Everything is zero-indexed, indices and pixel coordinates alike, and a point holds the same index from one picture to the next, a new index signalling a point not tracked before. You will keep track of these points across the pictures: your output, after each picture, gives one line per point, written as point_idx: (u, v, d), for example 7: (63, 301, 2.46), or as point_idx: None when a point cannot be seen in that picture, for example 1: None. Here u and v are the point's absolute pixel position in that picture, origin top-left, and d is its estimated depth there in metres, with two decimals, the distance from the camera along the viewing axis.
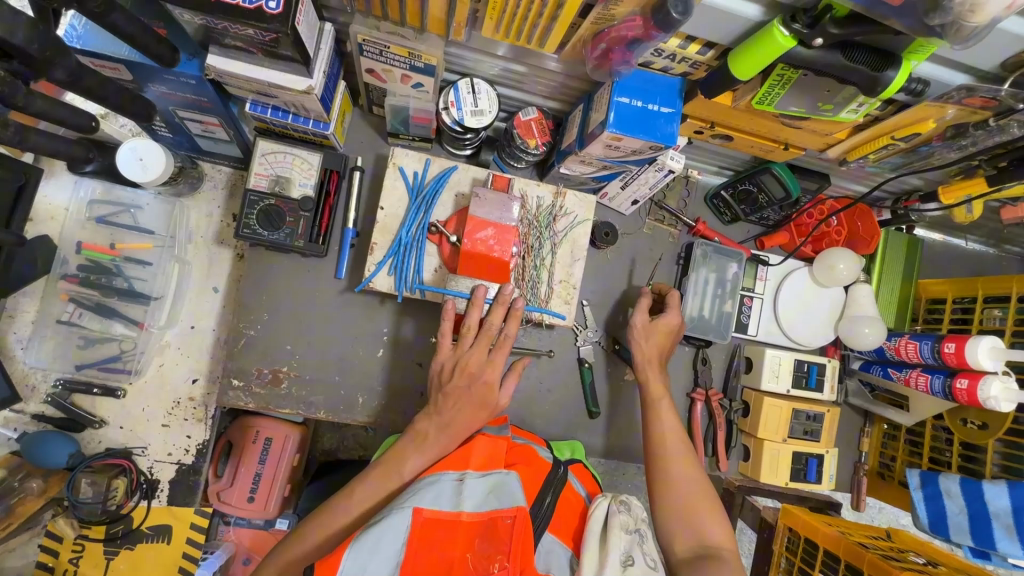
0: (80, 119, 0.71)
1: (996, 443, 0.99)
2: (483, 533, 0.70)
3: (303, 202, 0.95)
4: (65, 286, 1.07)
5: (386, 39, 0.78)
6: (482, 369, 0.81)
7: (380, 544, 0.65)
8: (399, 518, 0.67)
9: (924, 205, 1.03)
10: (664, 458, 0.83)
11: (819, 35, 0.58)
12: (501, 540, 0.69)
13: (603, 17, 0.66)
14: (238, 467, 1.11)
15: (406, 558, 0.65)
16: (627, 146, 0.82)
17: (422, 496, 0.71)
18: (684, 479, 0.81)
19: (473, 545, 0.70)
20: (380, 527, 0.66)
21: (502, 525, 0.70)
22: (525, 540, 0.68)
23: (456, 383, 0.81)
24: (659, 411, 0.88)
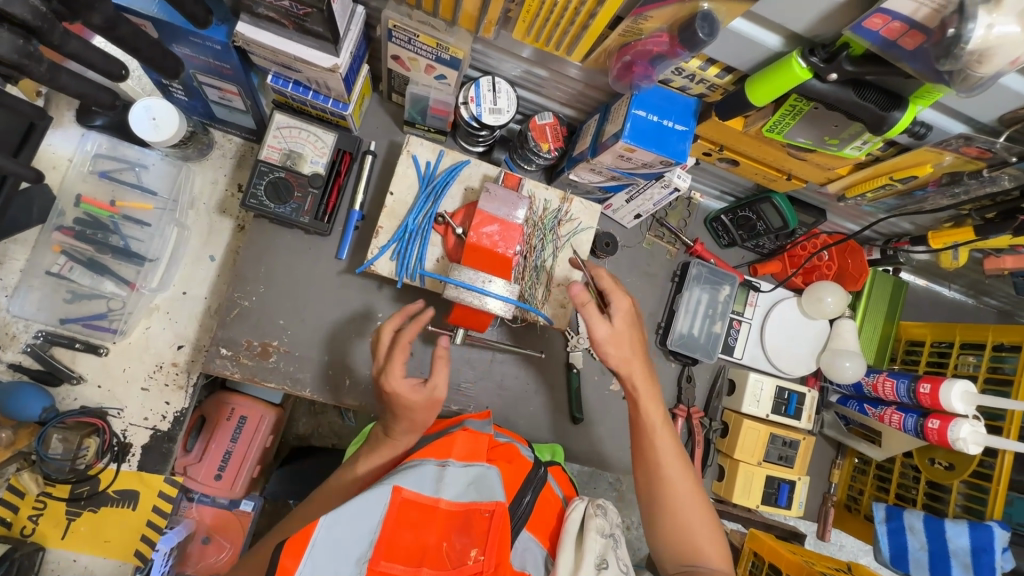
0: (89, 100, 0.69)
1: (961, 484, 1.03)
2: (460, 525, 0.71)
3: (313, 179, 0.96)
4: (59, 237, 1.05)
5: (416, 28, 0.79)
6: (411, 394, 0.79)
7: (357, 519, 0.65)
8: (378, 494, 0.68)
9: (913, 248, 1.08)
10: (661, 484, 0.83)
11: (834, 71, 0.61)
12: (478, 531, 0.70)
13: (631, 29, 0.69)
14: (210, 443, 1.22)
15: (381, 533, 0.67)
16: (639, 158, 0.84)
17: (404, 477, 0.70)
18: (684, 503, 0.82)
19: (450, 535, 0.70)
20: (359, 502, 0.66)
21: (480, 518, 0.71)
22: (504, 534, 0.69)
23: (388, 404, 0.80)
24: (657, 440, 0.84)
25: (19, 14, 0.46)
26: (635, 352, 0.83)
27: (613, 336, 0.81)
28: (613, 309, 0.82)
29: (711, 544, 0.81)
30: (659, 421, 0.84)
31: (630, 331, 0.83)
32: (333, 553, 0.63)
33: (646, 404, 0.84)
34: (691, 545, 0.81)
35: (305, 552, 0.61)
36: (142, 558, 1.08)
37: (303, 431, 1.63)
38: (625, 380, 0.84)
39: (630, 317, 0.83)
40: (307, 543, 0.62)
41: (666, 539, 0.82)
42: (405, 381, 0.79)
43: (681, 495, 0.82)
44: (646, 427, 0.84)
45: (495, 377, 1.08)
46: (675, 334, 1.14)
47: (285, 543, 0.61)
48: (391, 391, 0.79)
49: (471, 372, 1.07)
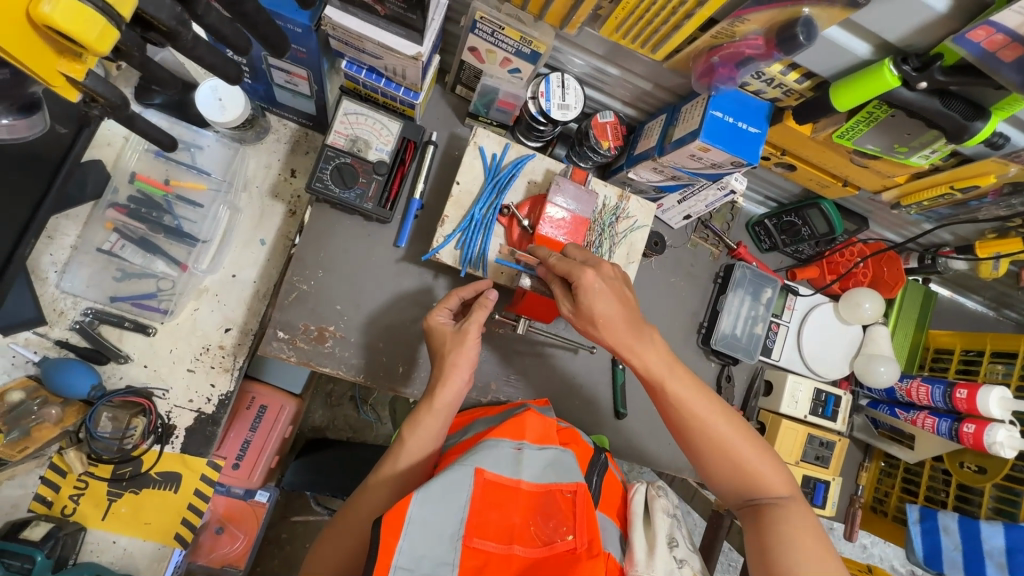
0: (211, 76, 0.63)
1: (993, 487, 1.07)
2: (543, 505, 0.73)
3: (378, 166, 0.97)
4: (112, 215, 1.04)
5: (503, 21, 0.81)
6: (448, 326, 0.86)
7: (447, 497, 0.66)
8: (464, 474, 0.69)
9: (955, 256, 1.12)
10: (695, 431, 0.82)
11: (925, 80, 0.64)
12: (563, 512, 0.72)
13: (725, 32, 0.71)
14: (230, 432, 1.23)
15: (469, 511, 0.67)
16: (709, 158, 0.86)
17: (484, 457, 0.72)
18: (725, 437, 0.81)
19: (536, 515, 0.72)
20: (447, 480, 0.67)
21: (564, 499, 0.73)
22: (589, 512, 0.71)
23: (430, 347, 0.88)
24: (671, 389, 0.81)
25: None
26: (613, 312, 0.79)
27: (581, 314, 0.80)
28: (576, 287, 0.78)
29: (769, 474, 0.81)
30: (665, 369, 0.81)
31: (608, 302, 0.78)
32: (427, 531, 0.63)
33: (643, 358, 0.80)
34: (750, 478, 0.81)
35: (403, 529, 0.62)
36: (182, 541, 1.06)
37: (319, 422, 1.62)
38: (614, 348, 0.81)
39: (608, 286, 0.79)
40: (403, 520, 0.62)
41: (724, 480, 0.83)
42: (443, 317, 0.87)
43: (718, 435, 0.81)
44: (655, 379, 0.81)
45: (543, 370, 1.09)
46: (718, 334, 1.16)
47: (383, 521, 0.61)
48: (433, 324, 0.87)
49: (520, 363, 1.07)
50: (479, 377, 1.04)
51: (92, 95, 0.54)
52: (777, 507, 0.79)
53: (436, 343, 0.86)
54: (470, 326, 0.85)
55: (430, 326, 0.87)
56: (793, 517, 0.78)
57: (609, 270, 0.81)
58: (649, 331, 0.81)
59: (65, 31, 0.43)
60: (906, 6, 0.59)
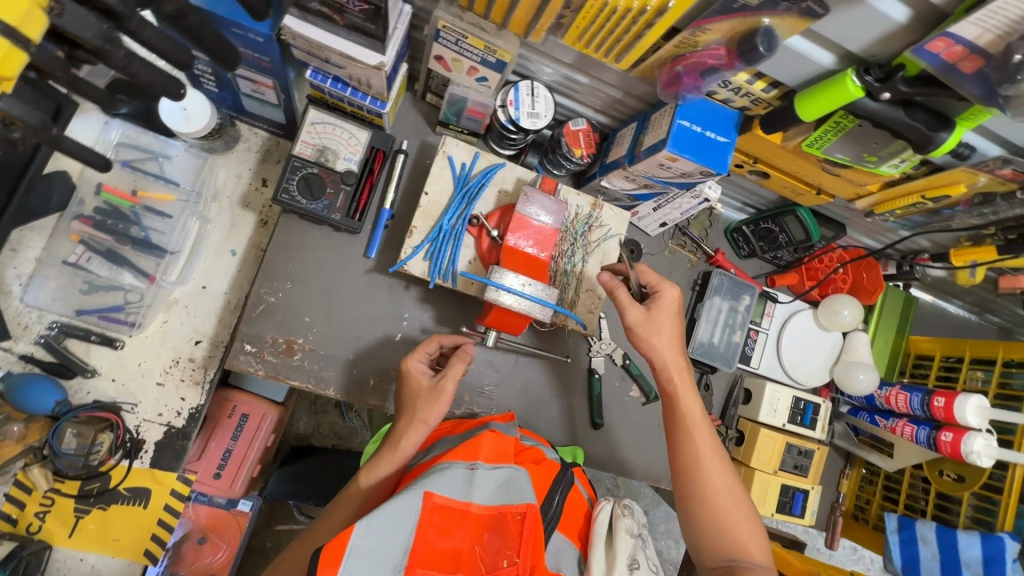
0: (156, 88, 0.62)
1: (971, 496, 1.06)
2: (493, 527, 0.72)
3: (346, 176, 0.95)
4: (77, 226, 1.02)
5: (465, 29, 0.79)
6: (425, 376, 0.84)
7: (390, 523, 0.66)
8: (411, 499, 0.68)
9: (932, 263, 1.11)
10: (696, 480, 0.82)
11: (888, 90, 0.63)
12: (511, 535, 0.71)
13: (687, 42, 0.70)
14: (209, 441, 1.20)
15: (415, 537, 0.67)
16: (678, 168, 0.85)
17: (433, 481, 0.71)
18: (722, 489, 0.81)
19: (483, 538, 0.72)
20: (392, 508, 0.66)
21: (512, 520, 0.72)
22: (536, 537, 0.71)
23: (403, 393, 0.85)
24: (695, 434, 0.84)
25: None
26: (671, 339, 0.85)
27: (647, 319, 0.84)
28: (657, 296, 0.85)
29: (752, 538, 0.80)
30: (698, 414, 0.85)
31: (671, 322, 0.85)
32: (367, 560, 0.64)
33: (678, 393, 0.85)
34: (733, 535, 0.79)
35: (343, 560, 0.62)
36: (152, 557, 1.05)
37: (303, 430, 1.60)
38: (661, 369, 0.86)
39: (676, 308, 0.85)
40: (344, 550, 0.62)
41: (705, 534, 0.81)
42: (421, 364, 0.86)
43: (721, 490, 0.81)
44: (684, 418, 0.84)
45: (518, 380, 1.08)
46: (696, 342, 1.15)
47: (321, 552, 0.61)
48: (408, 370, 0.85)
49: (494, 374, 1.06)
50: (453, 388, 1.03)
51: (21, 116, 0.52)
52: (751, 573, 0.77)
53: (408, 391, 0.84)
54: (446, 382, 0.83)
55: (405, 372, 0.85)
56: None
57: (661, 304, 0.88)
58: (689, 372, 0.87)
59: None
60: (865, 16, 0.58)
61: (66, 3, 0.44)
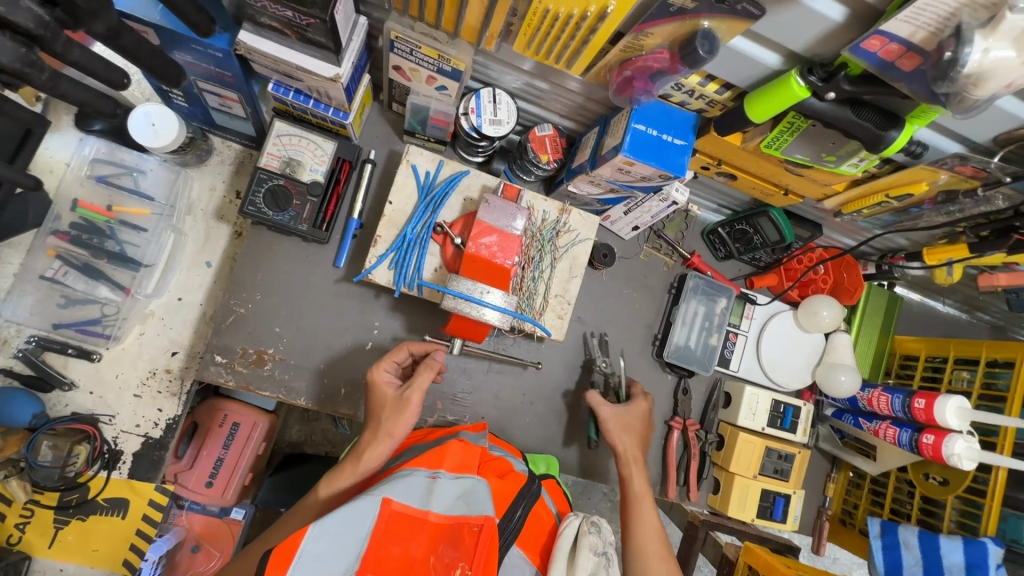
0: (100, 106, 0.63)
1: (956, 499, 1.04)
2: (448, 538, 0.70)
3: (312, 187, 0.96)
4: (54, 242, 1.04)
5: (418, 40, 0.80)
6: (390, 389, 0.85)
7: (343, 528, 0.65)
8: (369, 503, 0.68)
9: (908, 262, 1.09)
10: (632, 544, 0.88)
11: (832, 90, 0.62)
12: (466, 547, 0.69)
13: (632, 46, 0.70)
14: (201, 451, 1.20)
15: (369, 544, 0.66)
16: (637, 172, 0.84)
17: (393, 487, 0.71)
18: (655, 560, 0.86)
19: (438, 549, 0.70)
20: (345, 512, 0.66)
21: (468, 532, 0.70)
22: (491, 550, 0.68)
23: (369, 403, 0.86)
24: (639, 511, 0.92)
25: (21, 21, 0.45)
26: (637, 435, 0.98)
27: (621, 416, 0.98)
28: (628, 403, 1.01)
29: None
30: (643, 493, 0.93)
31: (638, 419, 0.99)
32: (317, 565, 0.63)
33: (632, 474, 0.94)
34: None
35: (292, 563, 0.61)
36: (130, 567, 1.07)
37: (296, 437, 1.56)
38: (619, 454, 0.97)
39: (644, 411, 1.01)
40: (294, 552, 0.62)
41: None
42: (387, 374, 0.87)
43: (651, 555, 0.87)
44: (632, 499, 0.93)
45: (490, 387, 1.07)
46: (672, 346, 1.14)
47: (271, 553, 0.61)
48: (375, 379, 0.86)
49: (467, 381, 1.06)
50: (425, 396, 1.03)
51: None
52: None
53: (376, 403, 0.85)
54: (412, 392, 0.84)
55: (373, 384, 0.86)
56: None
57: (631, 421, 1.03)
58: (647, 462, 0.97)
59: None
60: (801, 15, 0.57)
61: None
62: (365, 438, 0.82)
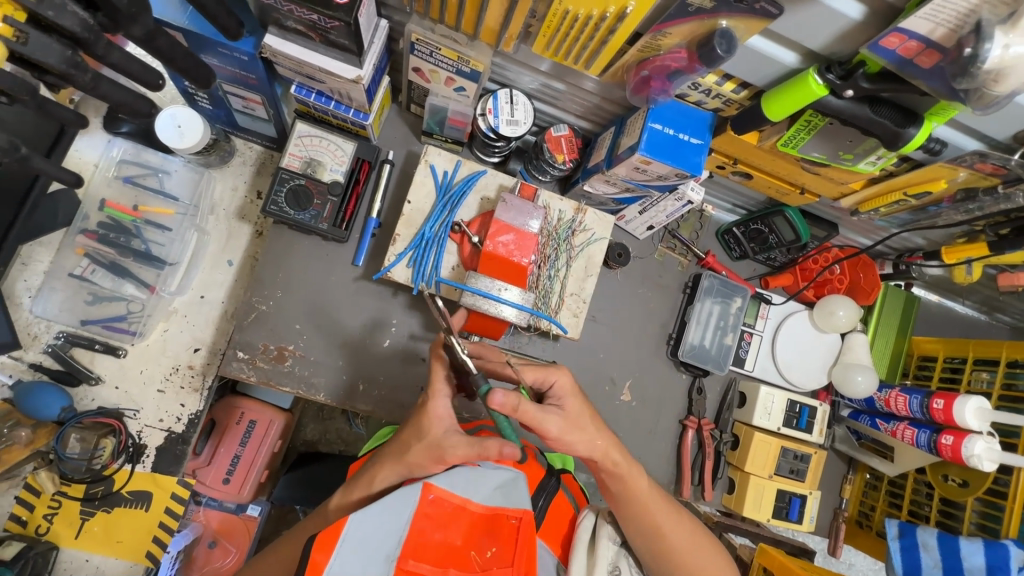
0: (137, 105, 0.65)
1: (976, 502, 1.03)
2: (487, 529, 0.74)
3: (332, 187, 0.98)
4: (82, 240, 1.07)
5: (438, 42, 0.81)
6: (443, 425, 0.74)
7: (388, 514, 0.69)
8: (411, 491, 0.71)
9: (926, 262, 1.09)
10: (659, 544, 0.83)
11: (851, 87, 0.63)
12: (506, 539, 0.73)
13: (650, 45, 0.71)
14: (218, 447, 1.22)
15: (411, 530, 0.69)
16: (654, 171, 0.85)
17: (438, 475, 0.74)
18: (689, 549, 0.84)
19: (477, 540, 0.73)
20: (385, 505, 0.69)
21: (507, 524, 0.74)
22: (530, 542, 0.72)
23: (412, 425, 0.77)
24: (660, 522, 0.83)
25: (68, 25, 0.48)
26: (595, 427, 0.78)
27: (568, 422, 0.75)
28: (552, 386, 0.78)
29: None
30: (644, 488, 0.82)
31: (582, 409, 0.78)
32: (361, 549, 0.66)
33: (624, 476, 0.81)
34: None
35: (336, 547, 0.64)
36: (153, 559, 1.08)
37: (311, 436, 1.57)
38: (591, 457, 0.79)
39: (576, 392, 0.78)
40: (338, 536, 0.65)
41: None
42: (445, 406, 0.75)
43: (686, 555, 0.84)
44: (633, 494, 0.82)
45: None
46: (686, 345, 1.14)
47: (317, 538, 0.64)
48: (429, 412, 0.74)
49: None
50: None
51: None
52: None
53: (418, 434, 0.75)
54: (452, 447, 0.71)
55: (427, 415, 0.74)
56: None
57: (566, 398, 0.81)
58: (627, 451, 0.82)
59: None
60: (819, 14, 0.58)
61: (30, 31, 0.46)
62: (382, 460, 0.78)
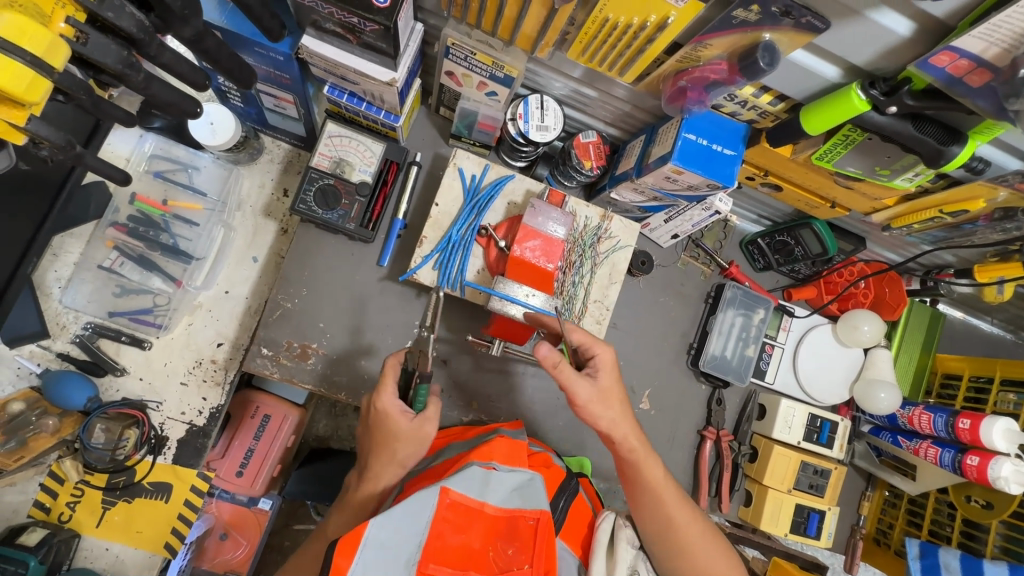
0: (186, 104, 0.66)
1: (999, 524, 1.02)
2: (505, 529, 0.75)
3: (361, 187, 0.98)
4: (113, 233, 1.09)
5: (473, 46, 0.82)
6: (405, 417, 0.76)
7: (407, 520, 0.70)
8: (428, 496, 0.72)
9: (956, 279, 1.07)
10: (672, 534, 0.83)
11: (894, 104, 0.62)
12: (525, 539, 0.74)
13: (690, 56, 0.70)
14: (233, 440, 1.23)
15: (430, 533, 0.71)
16: (685, 180, 0.85)
17: (452, 478, 0.75)
18: (698, 546, 0.83)
19: (497, 540, 0.75)
20: (409, 506, 0.70)
21: (525, 525, 0.75)
22: (549, 541, 0.73)
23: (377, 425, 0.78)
24: (673, 514, 0.83)
25: (125, 26, 0.49)
26: (622, 409, 0.81)
27: (599, 395, 0.79)
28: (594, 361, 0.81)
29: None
30: (660, 478, 0.83)
31: (616, 387, 0.81)
32: (383, 551, 0.68)
33: (645, 463, 0.83)
34: None
35: (357, 551, 0.66)
36: (171, 551, 1.09)
37: (323, 432, 1.57)
38: (619, 440, 0.82)
39: (613, 368, 0.81)
40: (358, 542, 0.66)
41: None
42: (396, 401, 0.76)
43: (694, 548, 0.82)
44: (647, 483, 0.83)
45: (525, 389, 1.07)
46: (707, 355, 1.14)
47: (337, 544, 0.65)
48: (379, 408, 0.76)
49: (502, 383, 1.06)
50: (463, 395, 1.04)
51: (40, 138, 0.54)
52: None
53: (384, 433, 0.76)
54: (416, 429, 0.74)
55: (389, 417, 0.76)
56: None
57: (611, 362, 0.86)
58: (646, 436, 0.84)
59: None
60: (866, 30, 0.58)
61: (90, 32, 0.49)
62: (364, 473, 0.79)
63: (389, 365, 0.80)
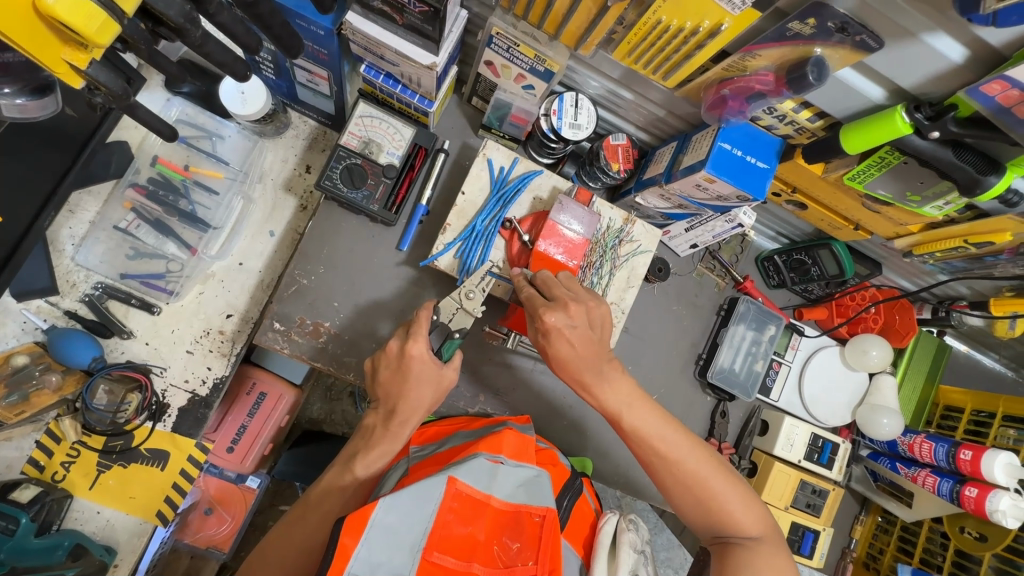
0: (237, 67, 0.66)
1: (992, 557, 1.03)
2: (510, 524, 0.76)
3: (387, 169, 0.98)
4: (131, 194, 1.08)
5: (518, 38, 0.82)
6: (423, 364, 0.78)
7: (413, 506, 0.69)
8: (436, 484, 0.72)
9: (970, 311, 1.09)
10: (665, 466, 0.83)
11: (938, 129, 0.63)
12: (530, 535, 0.75)
13: (736, 65, 0.71)
14: (227, 415, 1.22)
15: (436, 522, 0.71)
16: (715, 190, 0.84)
17: (458, 468, 0.74)
18: (697, 476, 0.82)
19: (502, 534, 0.75)
20: (417, 490, 0.70)
21: (531, 522, 0.75)
22: (555, 540, 0.73)
23: (379, 383, 0.80)
24: (657, 445, 0.82)
25: None
26: (582, 345, 0.78)
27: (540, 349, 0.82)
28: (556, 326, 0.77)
29: (742, 515, 0.82)
30: (623, 404, 0.82)
31: (582, 346, 0.78)
32: (388, 538, 0.67)
33: (607, 393, 0.81)
34: (718, 519, 0.82)
35: (363, 531, 0.65)
36: (163, 519, 1.08)
37: (317, 415, 1.55)
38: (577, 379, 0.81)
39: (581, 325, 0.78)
40: (365, 522, 0.65)
41: (694, 518, 0.84)
42: (421, 352, 0.78)
43: (691, 470, 0.82)
44: (611, 413, 0.83)
45: (534, 386, 1.06)
46: (716, 367, 1.14)
47: (344, 522, 0.64)
48: (410, 355, 0.78)
49: (510, 377, 1.05)
50: (470, 386, 1.02)
51: (97, 84, 0.55)
52: (747, 548, 0.81)
53: (404, 386, 0.78)
54: (424, 390, 0.79)
55: (405, 386, 0.78)
56: (761, 559, 0.80)
57: (580, 312, 0.78)
58: (610, 369, 0.81)
59: (65, 21, 0.47)
60: (918, 53, 0.59)
61: None
62: (368, 426, 0.81)
63: (424, 315, 0.80)
